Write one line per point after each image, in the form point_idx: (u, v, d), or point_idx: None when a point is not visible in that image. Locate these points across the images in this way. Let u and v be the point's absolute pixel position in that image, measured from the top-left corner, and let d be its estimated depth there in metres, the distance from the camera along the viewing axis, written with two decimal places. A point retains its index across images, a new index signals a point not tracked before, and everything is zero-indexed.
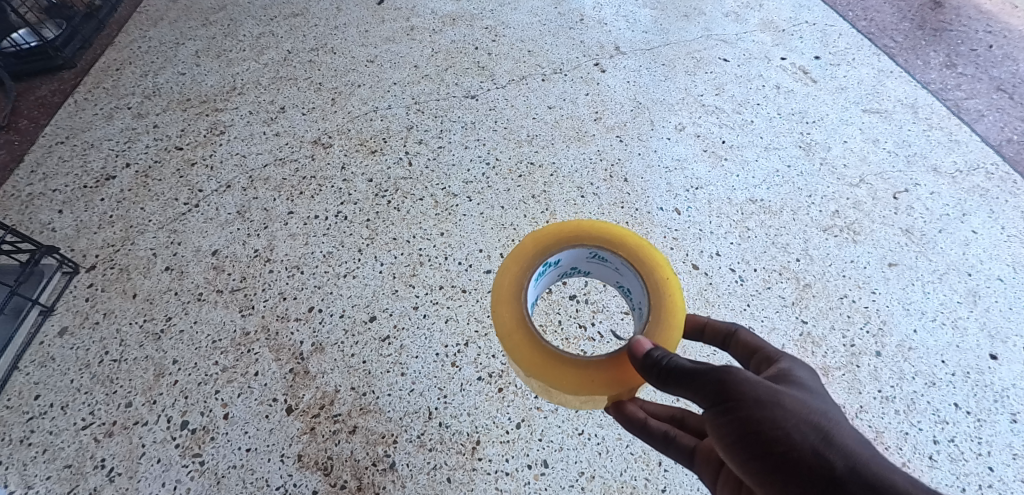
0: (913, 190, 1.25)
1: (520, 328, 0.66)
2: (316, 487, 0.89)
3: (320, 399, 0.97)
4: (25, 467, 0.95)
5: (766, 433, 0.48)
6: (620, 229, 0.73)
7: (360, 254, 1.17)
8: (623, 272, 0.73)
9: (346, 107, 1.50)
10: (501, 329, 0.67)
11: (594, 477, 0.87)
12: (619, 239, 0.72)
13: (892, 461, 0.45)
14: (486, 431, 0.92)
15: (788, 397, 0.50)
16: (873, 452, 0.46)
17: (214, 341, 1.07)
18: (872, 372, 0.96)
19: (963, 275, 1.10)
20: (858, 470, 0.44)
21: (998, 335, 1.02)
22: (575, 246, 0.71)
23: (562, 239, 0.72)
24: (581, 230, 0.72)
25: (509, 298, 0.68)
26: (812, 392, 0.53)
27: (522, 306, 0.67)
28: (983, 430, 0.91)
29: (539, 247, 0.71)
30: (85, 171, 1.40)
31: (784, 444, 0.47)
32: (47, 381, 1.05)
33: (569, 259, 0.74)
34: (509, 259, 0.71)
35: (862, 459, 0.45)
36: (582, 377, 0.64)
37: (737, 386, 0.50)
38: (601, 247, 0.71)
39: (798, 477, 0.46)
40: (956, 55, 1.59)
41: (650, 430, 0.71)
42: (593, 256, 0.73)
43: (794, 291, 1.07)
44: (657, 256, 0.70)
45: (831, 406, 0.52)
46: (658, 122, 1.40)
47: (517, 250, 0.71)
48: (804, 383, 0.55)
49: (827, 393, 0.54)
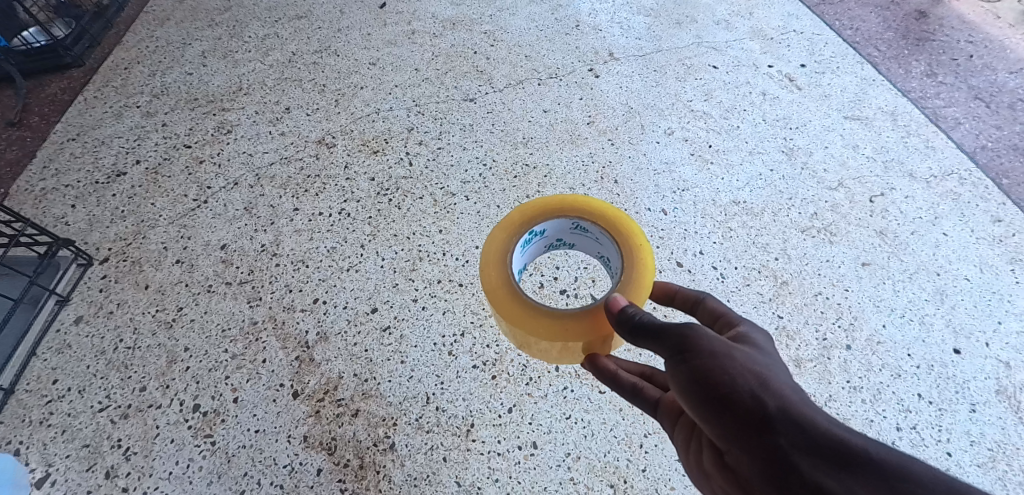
0: (889, 194, 1.31)
1: (504, 285, 0.76)
2: (320, 466, 0.95)
3: (324, 384, 1.04)
4: (45, 446, 1.01)
5: (713, 378, 0.55)
6: (600, 203, 0.83)
7: (362, 249, 1.24)
8: (602, 242, 0.83)
9: (350, 109, 1.56)
10: (487, 286, 0.77)
11: (581, 457, 0.94)
12: (597, 212, 0.82)
13: (815, 405, 0.52)
14: (480, 415, 0.98)
15: (736, 352, 0.57)
16: (800, 398, 0.53)
17: (223, 329, 1.13)
18: (842, 364, 1.03)
19: (932, 274, 1.16)
20: (787, 409, 0.51)
21: (962, 331, 1.08)
22: (558, 218, 0.81)
23: (547, 211, 0.82)
24: (565, 203, 0.83)
25: (496, 260, 0.77)
26: (760, 351, 0.60)
27: (506, 267, 0.77)
28: (943, 419, 0.97)
29: (525, 218, 0.81)
30: (96, 167, 1.46)
31: (729, 388, 0.54)
32: (64, 366, 1.11)
33: (554, 230, 0.84)
34: (498, 229, 0.81)
35: (790, 401, 0.52)
36: (558, 326, 0.73)
37: (695, 341, 0.58)
38: (581, 217, 0.81)
39: (737, 414, 0.53)
40: (937, 64, 1.65)
41: (619, 381, 0.78)
42: (575, 227, 0.83)
43: (772, 288, 1.13)
44: (632, 226, 0.80)
45: (774, 362, 0.59)
46: (648, 127, 1.46)
47: (506, 221, 0.81)
48: (757, 344, 0.62)
49: (776, 353, 0.61)
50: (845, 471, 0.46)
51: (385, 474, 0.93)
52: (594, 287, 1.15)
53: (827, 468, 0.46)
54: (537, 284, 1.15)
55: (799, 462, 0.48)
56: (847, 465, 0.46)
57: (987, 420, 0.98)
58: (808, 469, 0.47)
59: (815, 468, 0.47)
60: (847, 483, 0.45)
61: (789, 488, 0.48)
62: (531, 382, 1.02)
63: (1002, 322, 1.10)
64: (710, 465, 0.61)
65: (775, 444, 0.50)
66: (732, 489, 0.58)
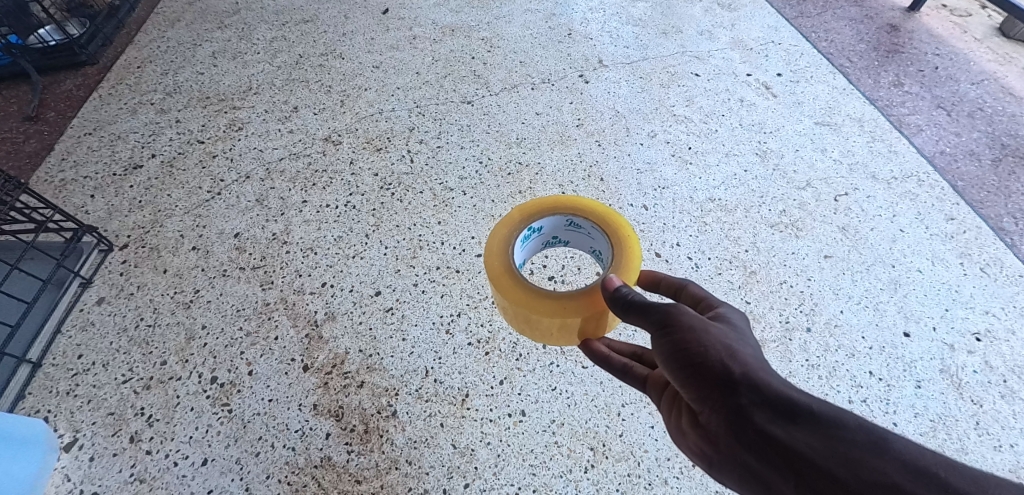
0: (852, 194, 1.43)
1: (507, 274, 0.86)
2: (329, 430, 1.04)
3: (332, 359, 1.13)
4: (72, 414, 1.08)
5: (689, 348, 0.65)
6: (590, 201, 0.94)
7: (367, 238, 1.33)
8: (594, 236, 0.93)
9: (354, 109, 1.66)
10: (491, 274, 0.87)
11: (564, 423, 1.04)
12: (588, 209, 0.92)
13: (774, 373, 0.62)
14: (474, 386, 1.08)
15: (712, 327, 0.67)
16: (762, 367, 0.63)
17: (238, 309, 1.22)
18: (802, 344, 1.14)
19: (888, 266, 1.28)
20: (749, 374, 0.61)
21: (913, 316, 1.20)
22: (553, 214, 0.92)
23: (543, 209, 0.92)
24: (559, 202, 0.93)
25: (498, 252, 0.88)
26: (734, 327, 0.69)
27: (508, 258, 0.87)
28: (891, 393, 1.09)
29: (523, 215, 0.91)
30: (113, 159, 1.55)
31: (702, 356, 0.63)
32: (88, 343, 1.19)
33: (550, 226, 0.94)
34: (500, 226, 0.91)
35: (753, 368, 0.61)
36: (559, 307, 0.83)
37: (676, 317, 0.67)
38: (574, 213, 0.92)
39: (707, 377, 0.62)
40: (904, 75, 1.77)
41: (611, 363, 0.88)
42: (569, 224, 0.94)
43: (741, 277, 1.24)
44: (619, 219, 0.90)
45: (744, 337, 0.68)
46: (633, 129, 1.57)
47: (507, 219, 0.92)
48: (733, 323, 0.70)
49: (750, 330, 0.70)
50: (792, 424, 0.56)
51: (387, 437, 1.03)
52: (580, 276, 1.25)
53: (779, 422, 0.57)
54: (528, 272, 1.25)
55: (756, 417, 0.58)
56: (794, 419, 0.56)
57: (930, 395, 1.09)
58: (763, 423, 0.57)
59: (770, 422, 0.57)
60: (795, 434, 0.56)
61: (747, 439, 0.58)
62: (521, 357, 1.12)
63: (949, 309, 1.21)
64: (684, 425, 0.69)
65: (739, 403, 0.59)
66: (700, 444, 0.66)
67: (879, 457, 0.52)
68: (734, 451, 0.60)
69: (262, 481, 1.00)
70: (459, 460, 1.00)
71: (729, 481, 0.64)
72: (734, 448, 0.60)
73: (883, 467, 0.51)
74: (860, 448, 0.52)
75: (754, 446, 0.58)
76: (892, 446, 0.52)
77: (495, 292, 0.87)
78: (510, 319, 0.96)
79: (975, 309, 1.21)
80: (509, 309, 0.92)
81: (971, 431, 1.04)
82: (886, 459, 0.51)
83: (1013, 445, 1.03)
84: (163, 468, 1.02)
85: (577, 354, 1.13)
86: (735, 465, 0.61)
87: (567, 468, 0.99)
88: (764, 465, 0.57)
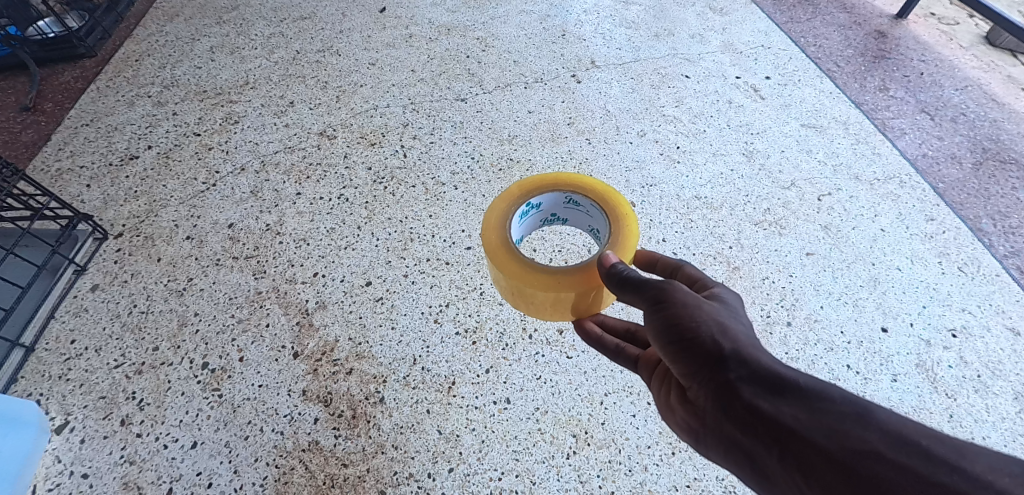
0: (835, 194, 1.46)
1: (503, 247, 0.88)
2: (317, 416, 1.06)
3: (322, 346, 1.15)
4: (64, 397, 1.10)
5: (680, 323, 0.64)
6: (591, 180, 0.96)
7: (359, 230, 1.36)
8: (593, 214, 0.95)
9: (350, 104, 1.68)
10: (488, 247, 0.89)
11: (547, 411, 1.06)
12: (589, 188, 0.95)
13: (765, 350, 0.61)
14: (461, 374, 1.11)
15: (705, 304, 0.66)
16: (753, 345, 0.62)
17: (231, 297, 1.24)
18: (782, 338, 1.17)
19: (868, 264, 1.31)
20: (739, 349, 0.61)
21: (891, 313, 1.23)
22: (553, 191, 0.94)
23: (543, 186, 0.95)
24: (559, 180, 0.96)
25: (496, 226, 0.90)
26: (727, 307, 0.69)
27: (505, 232, 0.90)
28: (867, 386, 1.12)
29: (523, 191, 0.94)
30: (109, 150, 1.56)
31: (693, 332, 0.63)
32: (81, 328, 1.20)
33: (549, 203, 0.97)
34: (499, 201, 0.94)
35: (743, 345, 0.61)
36: (554, 281, 0.85)
37: (670, 294, 0.67)
38: (574, 191, 0.94)
39: (698, 353, 0.62)
40: (891, 80, 1.81)
41: (604, 343, 0.92)
42: (568, 201, 0.96)
43: (724, 272, 1.27)
44: (618, 199, 0.93)
45: (737, 316, 0.68)
46: (623, 129, 1.60)
47: (506, 194, 0.94)
48: (727, 302, 0.70)
49: (744, 310, 0.70)
50: (778, 397, 0.56)
51: (374, 423, 1.05)
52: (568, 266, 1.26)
53: (765, 396, 0.56)
54: None
55: (743, 392, 0.58)
56: (780, 392, 0.56)
57: (906, 388, 1.12)
58: (749, 397, 0.57)
59: (756, 396, 0.57)
60: (780, 406, 0.55)
61: (732, 412, 0.58)
62: (507, 347, 1.15)
63: (927, 306, 1.24)
64: (674, 400, 0.70)
65: (727, 379, 0.59)
66: (689, 419, 0.67)
67: (862, 427, 0.50)
68: (720, 424, 0.60)
69: (251, 464, 1.01)
70: (444, 445, 1.02)
71: (716, 455, 0.64)
72: (721, 422, 0.60)
73: (865, 436, 0.50)
74: (844, 419, 0.51)
75: (740, 420, 0.58)
76: (877, 418, 0.50)
77: (491, 264, 0.90)
78: (506, 295, 0.98)
79: (952, 307, 1.24)
80: (504, 283, 0.94)
81: (945, 422, 1.07)
82: (870, 430, 0.50)
83: (985, 438, 1.06)
84: (152, 450, 1.04)
85: (563, 345, 1.15)
86: (720, 438, 0.62)
87: (550, 454, 1.02)
88: (748, 438, 0.57)
